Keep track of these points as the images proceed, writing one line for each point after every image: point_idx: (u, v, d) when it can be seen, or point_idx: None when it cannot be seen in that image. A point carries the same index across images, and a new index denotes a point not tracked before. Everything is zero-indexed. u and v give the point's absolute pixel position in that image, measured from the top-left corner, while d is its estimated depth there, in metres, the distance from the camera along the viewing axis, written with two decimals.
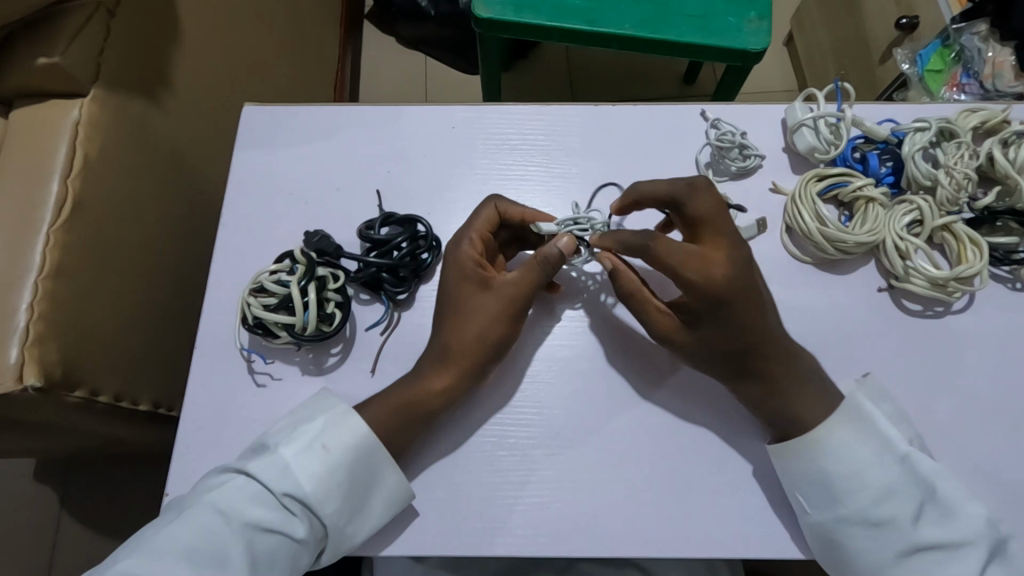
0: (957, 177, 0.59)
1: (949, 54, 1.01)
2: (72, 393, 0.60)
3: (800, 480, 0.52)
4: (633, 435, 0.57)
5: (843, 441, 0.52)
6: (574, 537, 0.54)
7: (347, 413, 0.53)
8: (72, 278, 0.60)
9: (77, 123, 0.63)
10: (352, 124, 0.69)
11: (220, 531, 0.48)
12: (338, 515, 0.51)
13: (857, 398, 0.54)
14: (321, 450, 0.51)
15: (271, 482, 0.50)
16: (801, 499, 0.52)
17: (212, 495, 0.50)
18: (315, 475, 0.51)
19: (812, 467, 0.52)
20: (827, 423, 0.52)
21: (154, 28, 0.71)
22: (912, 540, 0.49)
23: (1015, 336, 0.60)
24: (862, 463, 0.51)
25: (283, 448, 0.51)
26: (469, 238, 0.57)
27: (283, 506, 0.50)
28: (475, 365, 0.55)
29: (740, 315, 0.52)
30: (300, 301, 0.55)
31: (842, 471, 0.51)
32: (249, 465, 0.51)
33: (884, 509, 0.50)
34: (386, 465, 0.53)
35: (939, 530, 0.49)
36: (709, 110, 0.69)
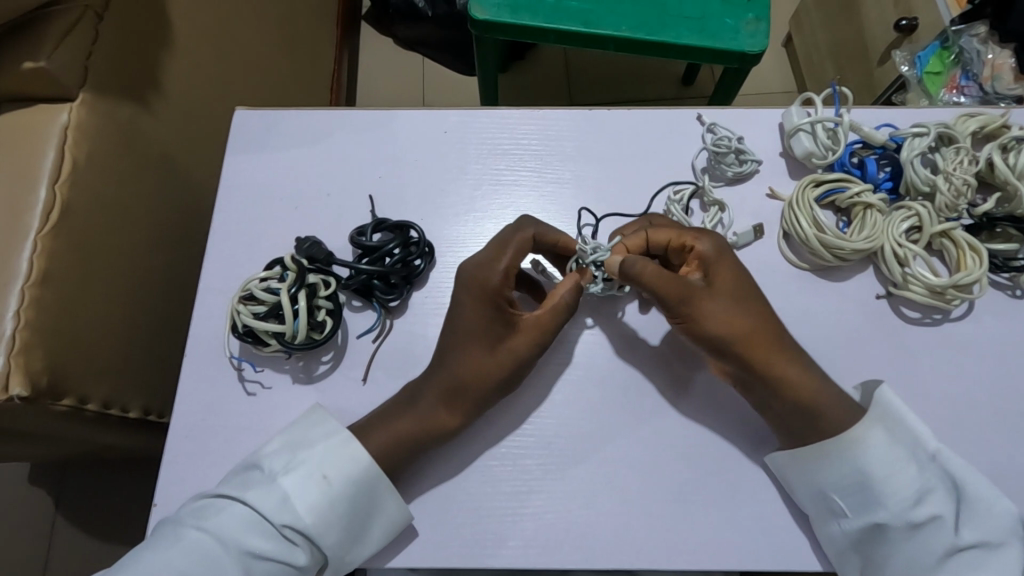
0: (955, 183, 0.58)
1: (949, 56, 1.00)
2: (59, 401, 0.59)
3: (835, 483, 0.51)
4: (627, 445, 0.56)
5: (879, 442, 0.51)
6: (567, 548, 0.53)
7: (348, 441, 0.52)
8: (59, 285, 0.59)
9: (65, 128, 0.62)
10: (344, 128, 0.68)
11: (217, 559, 0.48)
12: (337, 545, 0.51)
13: (884, 395, 0.53)
14: (320, 480, 0.51)
15: (269, 514, 0.49)
16: (838, 502, 0.51)
17: (208, 523, 0.49)
18: (316, 506, 0.50)
19: (849, 469, 0.51)
20: (862, 424, 0.51)
21: (144, 31, 0.70)
22: (954, 541, 0.48)
23: (1013, 344, 0.59)
24: (896, 463, 0.50)
25: (281, 477, 0.50)
26: (499, 262, 0.55)
27: (282, 535, 0.49)
28: (485, 397, 0.54)
29: (739, 283, 0.54)
30: (289, 309, 0.54)
31: (880, 473, 0.50)
32: (245, 493, 0.50)
33: (924, 509, 0.49)
34: (387, 494, 0.52)
35: (976, 529, 0.49)
36: (705, 114, 0.68)
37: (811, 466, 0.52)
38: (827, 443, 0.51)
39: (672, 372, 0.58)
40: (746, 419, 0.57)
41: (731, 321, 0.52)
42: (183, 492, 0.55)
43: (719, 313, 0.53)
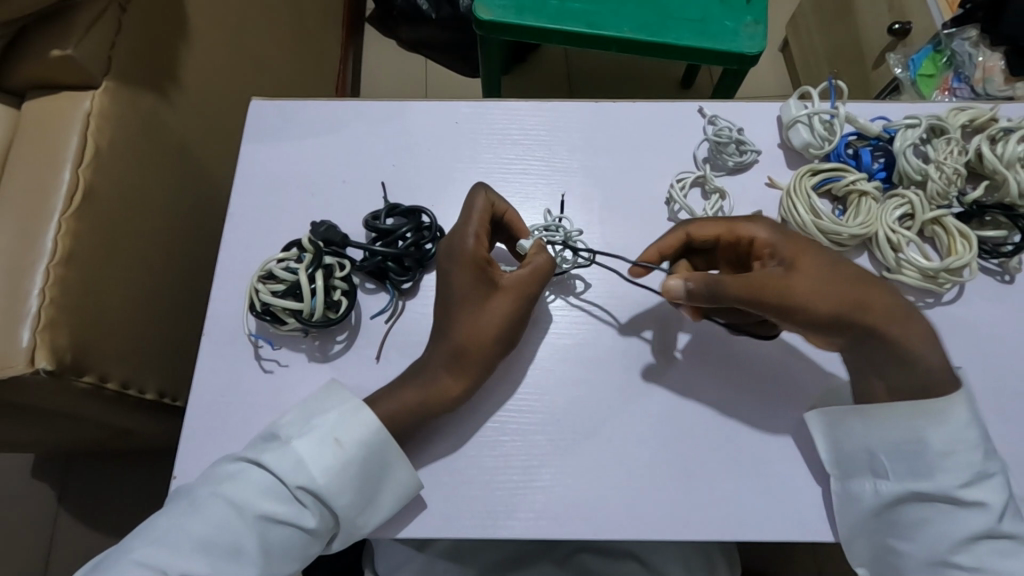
0: (947, 172, 0.61)
1: (942, 59, 1.03)
2: (80, 377, 0.60)
3: (890, 447, 0.53)
4: (632, 422, 0.58)
5: (959, 419, 0.51)
6: (575, 520, 0.55)
7: (359, 406, 0.54)
8: (83, 265, 0.61)
9: (89, 114, 0.64)
10: (358, 119, 0.71)
11: (233, 522, 0.49)
12: (350, 507, 0.52)
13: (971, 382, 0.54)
14: (334, 444, 0.52)
15: (286, 476, 0.51)
16: (885, 464, 0.53)
17: (226, 488, 0.50)
18: (328, 469, 0.52)
19: (913, 437, 0.52)
20: (953, 398, 0.51)
21: (163, 23, 0.72)
22: (991, 527, 0.50)
23: (1005, 327, 0.61)
24: (966, 444, 0.51)
25: (296, 442, 0.52)
26: (471, 232, 0.57)
27: (295, 498, 0.51)
28: (485, 363, 0.55)
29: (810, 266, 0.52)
30: (307, 287, 0.56)
31: (942, 449, 0.51)
32: (261, 456, 0.52)
33: (974, 492, 0.50)
34: (398, 459, 0.53)
35: (1016, 523, 0.51)
36: (707, 107, 0.70)
37: (862, 424, 0.54)
38: (894, 411, 0.52)
39: (674, 353, 0.61)
40: (748, 398, 0.59)
41: (822, 307, 0.50)
42: (202, 465, 0.57)
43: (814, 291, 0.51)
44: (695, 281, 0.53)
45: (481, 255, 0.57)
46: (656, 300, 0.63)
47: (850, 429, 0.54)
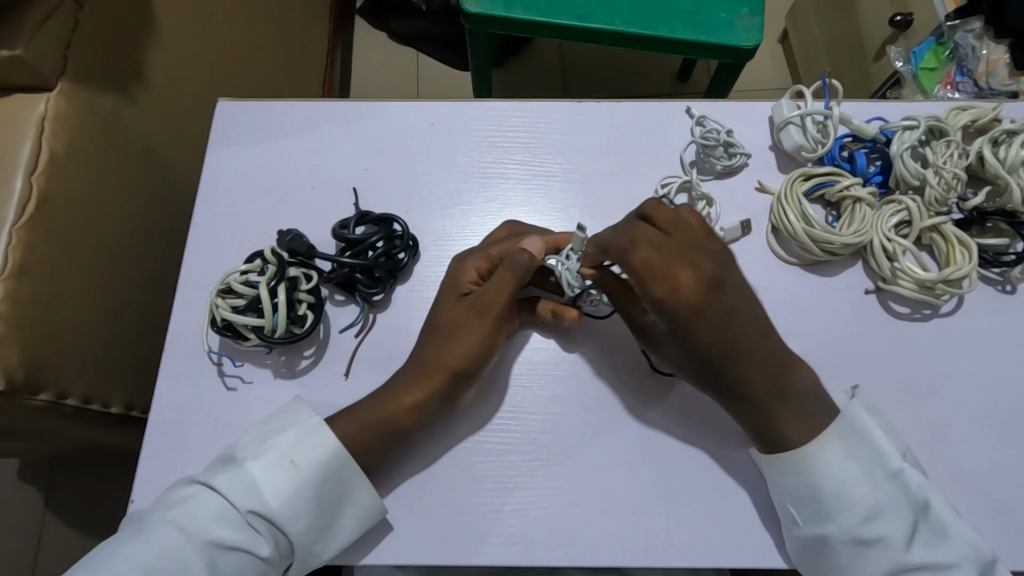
0: (945, 177, 0.57)
1: (944, 52, 1.01)
2: (35, 395, 0.58)
3: (791, 492, 0.50)
4: (612, 441, 0.55)
5: (834, 457, 0.49)
6: (550, 545, 0.52)
7: (318, 427, 0.51)
8: (37, 278, 0.58)
9: (43, 118, 0.61)
10: (328, 120, 0.67)
11: (180, 549, 0.46)
12: (306, 533, 0.50)
13: (854, 408, 0.52)
14: (288, 466, 0.50)
15: (238, 499, 0.48)
16: (792, 510, 0.50)
17: (176, 513, 0.48)
18: (283, 492, 0.49)
19: (803, 480, 0.49)
20: (819, 440, 0.50)
21: (125, 21, 0.69)
22: (900, 560, 0.47)
23: (1005, 340, 0.58)
24: (851, 481, 0.48)
25: (250, 463, 0.50)
26: (476, 256, 0.57)
27: (248, 524, 0.48)
28: (451, 385, 0.53)
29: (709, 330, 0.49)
30: (269, 302, 0.53)
31: (832, 483, 0.49)
32: (215, 478, 0.49)
33: (874, 527, 0.47)
34: (358, 481, 0.51)
35: (930, 551, 0.47)
36: (695, 106, 0.67)
37: (769, 471, 0.51)
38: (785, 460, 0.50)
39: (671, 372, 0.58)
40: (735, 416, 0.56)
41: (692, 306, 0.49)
42: (160, 488, 0.54)
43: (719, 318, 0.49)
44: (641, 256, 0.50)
45: (473, 281, 0.56)
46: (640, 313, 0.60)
47: None
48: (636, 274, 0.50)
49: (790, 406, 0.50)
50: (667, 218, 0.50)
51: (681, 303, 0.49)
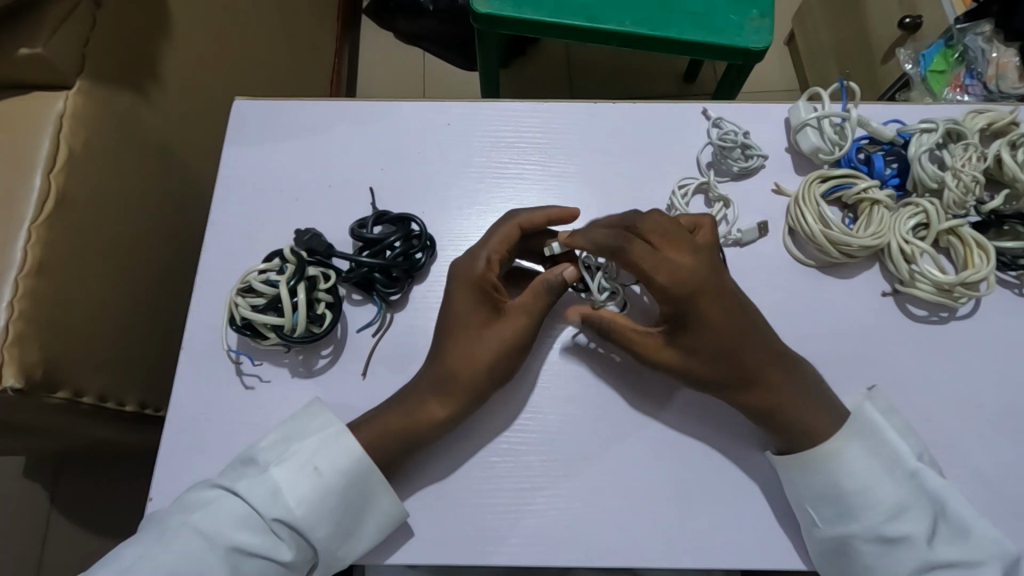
0: (965, 180, 0.57)
1: (953, 54, 1.00)
2: (53, 393, 0.59)
3: (810, 492, 0.51)
4: (629, 442, 0.55)
5: (855, 455, 0.50)
6: (569, 545, 0.52)
7: (341, 433, 0.51)
8: (55, 276, 0.59)
9: (62, 116, 0.61)
10: (344, 119, 0.67)
11: (202, 555, 0.47)
12: (329, 540, 0.50)
13: (867, 410, 0.53)
14: (313, 472, 0.50)
15: (262, 506, 0.48)
16: (813, 512, 0.50)
17: (196, 519, 0.48)
18: (305, 498, 0.49)
19: (824, 480, 0.50)
20: (838, 435, 0.51)
21: (142, 20, 0.69)
22: (926, 558, 0.47)
23: (1022, 343, 0.58)
24: (871, 479, 0.50)
25: (273, 469, 0.50)
26: (483, 255, 0.57)
27: (271, 529, 0.49)
28: (477, 390, 0.53)
29: (717, 300, 0.52)
30: (288, 301, 0.54)
31: (853, 481, 0.50)
32: (237, 483, 0.49)
33: (898, 525, 0.48)
34: (381, 488, 0.51)
35: (954, 548, 0.48)
36: (711, 108, 0.67)
37: (792, 474, 0.51)
38: (810, 460, 0.51)
39: None
40: (752, 418, 0.56)
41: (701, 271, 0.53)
42: (179, 487, 0.54)
43: (727, 293, 0.53)
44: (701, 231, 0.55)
45: (491, 282, 0.56)
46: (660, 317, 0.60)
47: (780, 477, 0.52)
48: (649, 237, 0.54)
49: (794, 391, 0.52)
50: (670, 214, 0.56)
51: (684, 268, 0.52)
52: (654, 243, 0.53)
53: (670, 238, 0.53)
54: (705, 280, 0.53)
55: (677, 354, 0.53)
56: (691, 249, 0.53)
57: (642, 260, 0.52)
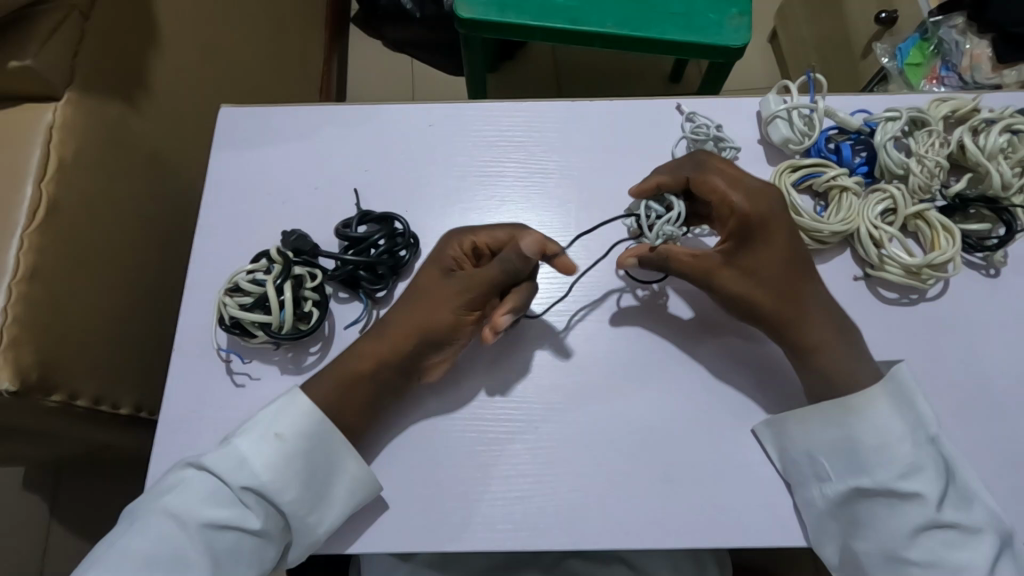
0: (928, 165, 0.59)
1: (929, 47, 1.05)
2: (48, 396, 0.60)
3: (825, 446, 0.53)
4: (613, 428, 0.57)
5: (882, 413, 0.52)
6: (553, 529, 0.54)
7: (296, 399, 0.53)
8: (48, 281, 0.60)
9: (52, 126, 0.62)
10: (330, 123, 0.69)
11: (176, 535, 0.49)
12: (299, 503, 0.51)
13: (899, 373, 0.53)
14: (274, 439, 0.52)
15: (228, 477, 0.50)
16: (825, 465, 0.53)
17: (168, 501, 0.50)
18: (271, 463, 0.51)
19: (841, 434, 0.52)
20: (871, 390, 0.52)
21: (130, 31, 0.71)
22: (932, 518, 0.49)
23: (992, 322, 0.60)
24: (893, 437, 0.51)
25: (237, 441, 0.52)
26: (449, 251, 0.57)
27: (239, 501, 0.50)
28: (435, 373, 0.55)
29: (776, 239, 0.55)
30: (275, 300, 0.55)
31: (873, 439, 0.51)
32: (203, 460, 0.51)
33: (910, 483, 0.50)
34: (343, 450, 0.53)
35: (960, 513, 0.50)
36: (684, 103, 0.69)
37: (795, 427, 0.54)
38: (828, 413, 0.53)
39: (672, 361, 0.59)
40: (730, 401, 0.58)
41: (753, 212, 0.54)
42: None
43: (779, 242, 0.55)
44: (743, 183, 0.55)
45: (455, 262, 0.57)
46: (638, 307, 0.61)
47: (793, 433, 0.54)
48: (712, 186, 0.55)
49: (833, 346, 0.54)
50: (725, 162, 0.57)
51: (738, 209, 0.54)
52: (716, 184, 0.55)
53: (732, 179, 0.55)
54: (764, 217, 0.54)
55: (728, 288, 0.55)
56: (744, 195, 0.55)
57: (714, 195, 0.55)
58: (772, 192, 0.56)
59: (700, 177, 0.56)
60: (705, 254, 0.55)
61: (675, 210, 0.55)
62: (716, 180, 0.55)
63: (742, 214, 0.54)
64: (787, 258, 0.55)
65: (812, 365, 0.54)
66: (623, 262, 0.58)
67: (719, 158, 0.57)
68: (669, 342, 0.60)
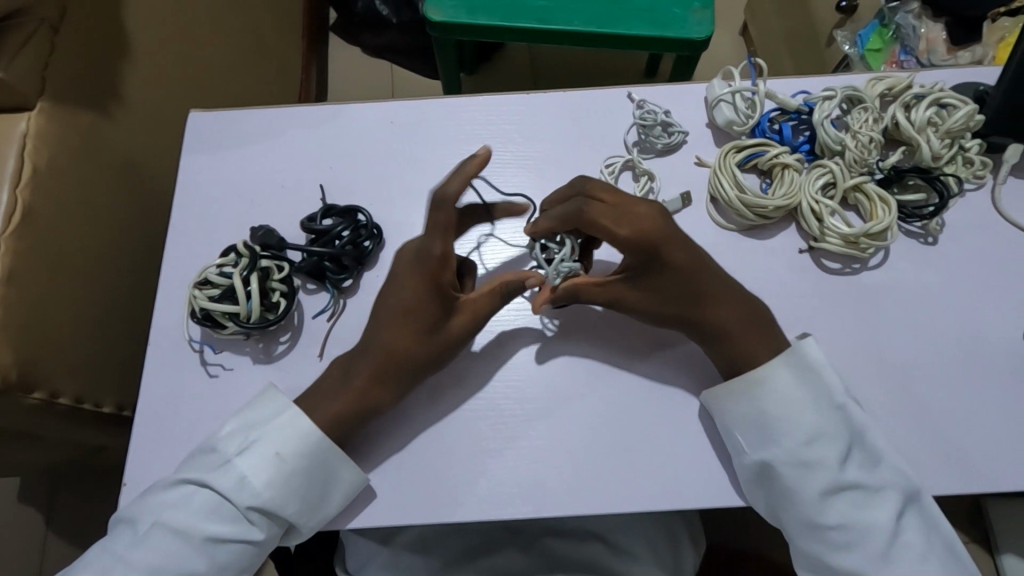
0: (862, 140, 0.62)
1: (888, 33, 1.08)
2: (30, 395, 0.63)
3: (739, 420, 0.55)
4: (574, 404, 0.59)
5: (783, 385, 0.55)
6: (517, 501, 0.56)
7: (297, 419, 0.55)
8: (25, 285, 0.63)
9: (25, 135, 0.65)
10: (296, 123, 0.72)
11: (183, 548, 0.52)
12: (300, 515, 0.54)
13: (805, 348, 0.56)
14: (275, 458, 0.54)
15: (231, 495, 0.53)
16: (740, 439, 0.55)
17: (169, 515, 0.52)
18: (272, 482, 0.53)
19: (751, 407, 0.55)
20: (771, 363, 0.56)
21: (101, 42, 0.73)
22: (838, 480, 0.52)
23: (931, 287, 0.62)
24: (796, 407, 0.54)
25: (238, 460, 0.54)
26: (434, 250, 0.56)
27: (244, 517, 0.53)
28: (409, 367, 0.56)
29: (675, 259, 0.55)
30: (242, 290, 0.58)
31: (778, 410, 0.55)
32: (204, 477, 0.53)
33: (814, 449, 0.53)
34: (339, 463, 0.55)
35: (866, 473, 0.53)
36: (635, 92, 0.72)
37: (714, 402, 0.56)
38: (738, 389, 0.55)
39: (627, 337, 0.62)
40: (683, 373, 0.60)
41: (640, 245, 0.54)
42: (151, 472, 0.58)
43: (676, 267, 0.56)
44: (623, 217, 0.54)
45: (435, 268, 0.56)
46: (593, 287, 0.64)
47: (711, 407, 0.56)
48: (598, 226, 0.54)
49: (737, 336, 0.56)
50: (602, 190, 0.56)
51: (627, 245, 0.54)
52: (601, 224, 0.54)
53: (618, 213, 0.54)
54: (654, 248, 0.55)
55: (638, 310, 0.58)
56: (628, 230, 0.54)
57: (602, 234, 0.54)
58: (657, 217, 0.55)
59: (584, 219, 0.54)
60: (609, 288, 0.58)
61: (566, 247, 0.58)
62: (596, 220, 0.54)
63: (630, 249, 0.54)
64: (687, 274, 0.56)
65: (720, 349, 0.57)
66: (535, 309, 0.60)
67: (596, 188, 0.56)
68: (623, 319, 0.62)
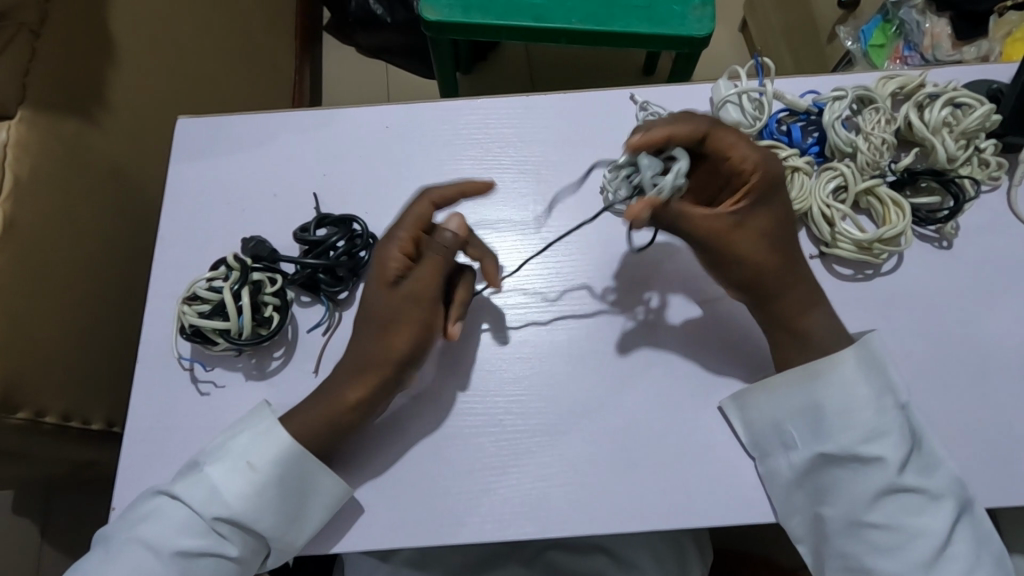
0: (874, 142, 0.60)
1: (891, 28, 1.07)
2: (13, 414, 0.62)
3: (791, 414, 0.54)
4: (576, 418, 0.57)
5: (845, 380, 0.53)
6: (519, 520, 0.54)
7: (273, 427, 0.53)
8: (6, 300, 0.61)
9: (6, 144, 0.63)
10: (288, 129, 0.69)
11: (152, 562, 0.50)
12: (275, 527, 0.52)
13: (870, 340, 0.55)
14: (247, 467, 0.52)
15: (201, 506, 0.51)
16: (792, 432, 0.54)
17: (140, 528, 0.51)
18: (244, 492, 0.51)
19: (804, 401, 0.54)
20: (838, 353, 0.54)
21: (85, 47, 0.71)
22: (893, 482, 0.51)
23: (947, 293, 0.60)
24: (856, 402, 0.53)
25: (210, 469, 0.52)
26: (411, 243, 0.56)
27: (214, 530, 0.51)
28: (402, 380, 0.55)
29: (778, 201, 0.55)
30: (233, 305, 0.56)
31: (837, 404, 0.53)
32: (175, 487, 0.52)
33: (872, 447, 0.52)
34: (318, 471, 0.53)
35: (921, 478, 0.51)
36: (638, 93, 0.70)
37: (761, 397, 0.55)
38: (793, 381, 0.54)
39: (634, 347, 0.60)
40: (691, 384, 0.58)
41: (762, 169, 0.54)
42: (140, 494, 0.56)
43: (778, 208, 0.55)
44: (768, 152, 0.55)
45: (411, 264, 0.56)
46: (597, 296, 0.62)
47: (760, 402, 0.55)
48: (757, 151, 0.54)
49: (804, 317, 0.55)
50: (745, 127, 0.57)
51: (759, 165, 0.54)
52: (736, 144, 0.54)
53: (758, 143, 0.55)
54: (772, 180, 0.54)
55: (737, 252, 0.54)
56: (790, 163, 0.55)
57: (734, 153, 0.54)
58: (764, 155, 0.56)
59: (737, 139, 0.54)
60: (717, 215, 0.54)
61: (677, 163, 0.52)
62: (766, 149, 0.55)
63: (768, 171, 0.54)
64: (781, 223, 0.55)
65: (775, 319, 0.56)
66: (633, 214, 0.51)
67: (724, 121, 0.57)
68: (629, 329, 0.60)
